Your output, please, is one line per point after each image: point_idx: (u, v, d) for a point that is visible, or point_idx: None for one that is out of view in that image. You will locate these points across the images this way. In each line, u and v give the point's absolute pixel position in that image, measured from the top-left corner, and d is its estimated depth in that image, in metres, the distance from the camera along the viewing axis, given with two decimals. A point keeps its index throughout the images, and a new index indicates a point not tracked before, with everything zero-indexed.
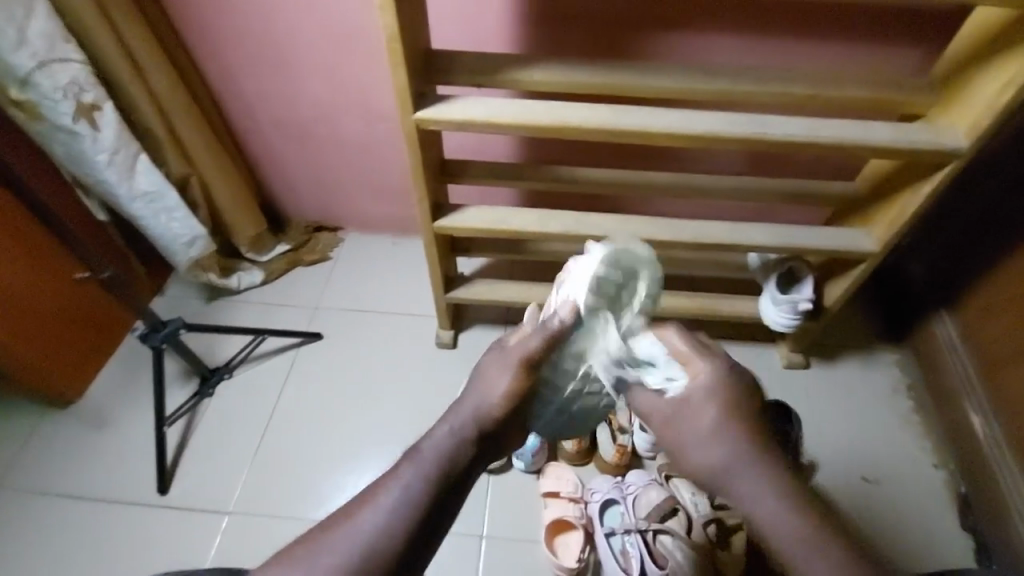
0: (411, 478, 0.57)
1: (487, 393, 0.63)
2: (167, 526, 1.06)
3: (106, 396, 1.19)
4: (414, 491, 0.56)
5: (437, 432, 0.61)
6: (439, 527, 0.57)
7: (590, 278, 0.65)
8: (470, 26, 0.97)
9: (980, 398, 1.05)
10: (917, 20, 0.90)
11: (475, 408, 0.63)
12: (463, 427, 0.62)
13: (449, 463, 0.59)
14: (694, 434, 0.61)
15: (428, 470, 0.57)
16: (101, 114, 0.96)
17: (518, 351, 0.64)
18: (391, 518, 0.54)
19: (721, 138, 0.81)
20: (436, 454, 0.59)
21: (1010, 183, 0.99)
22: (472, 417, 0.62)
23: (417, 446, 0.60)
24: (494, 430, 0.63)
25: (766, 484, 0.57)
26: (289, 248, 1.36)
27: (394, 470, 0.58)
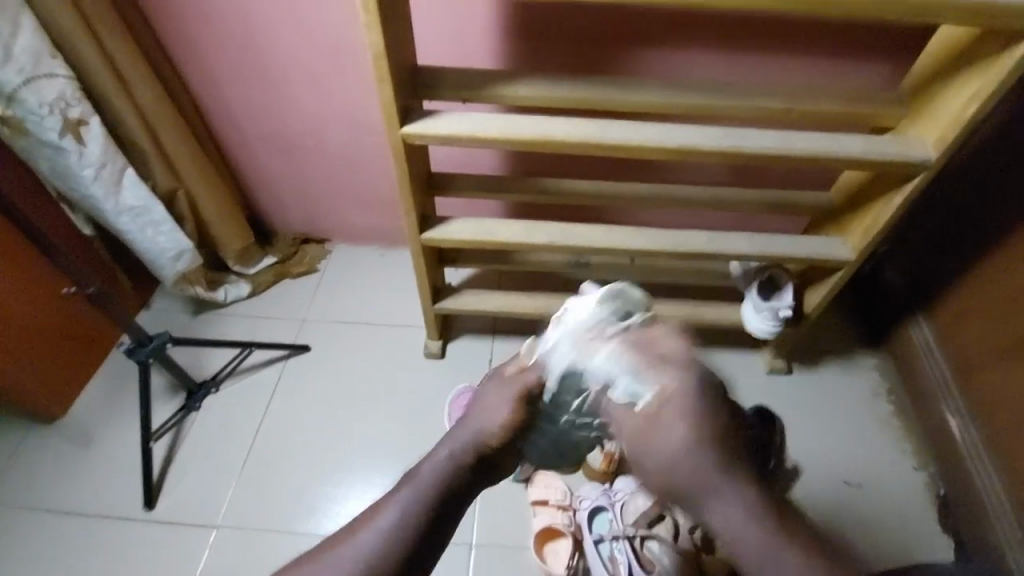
0: (405, 503, 0.57)
1: (486, 420, 0.62)
2: (153, 542, 1.05)
3: (91, 411, 1.18)
4: (409, 514, 0.57)
5: (436, 455, 0.61)
6: (432, 552, 0.57)
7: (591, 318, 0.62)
8: (455, 43, 1.00)
9: (956, 400, 1.08)
10: (886, 37, 0.94)
11: (473, 433, 0.62)
12: (462, 453, 0.61)
13: (445, 489, 0.59)
14: (672, 442, 0.57)
15: (424, 494, 0.58)
16: (87, 129, 0.96)
17: (517, 384, 0.64)
18: (385, 542, 0.55)
19: (699, 151, 0.84)
20: (433, 477, 0.59)
21: (977, 192, 1.03)
22: (470, 444, 0.62)
23: (416, 468, 0.60)
24: (492, 455, 0.62)
25: (734, 498, 0.56)
26: (277, 261, 1.36)
27: (393, 492, 0.59)
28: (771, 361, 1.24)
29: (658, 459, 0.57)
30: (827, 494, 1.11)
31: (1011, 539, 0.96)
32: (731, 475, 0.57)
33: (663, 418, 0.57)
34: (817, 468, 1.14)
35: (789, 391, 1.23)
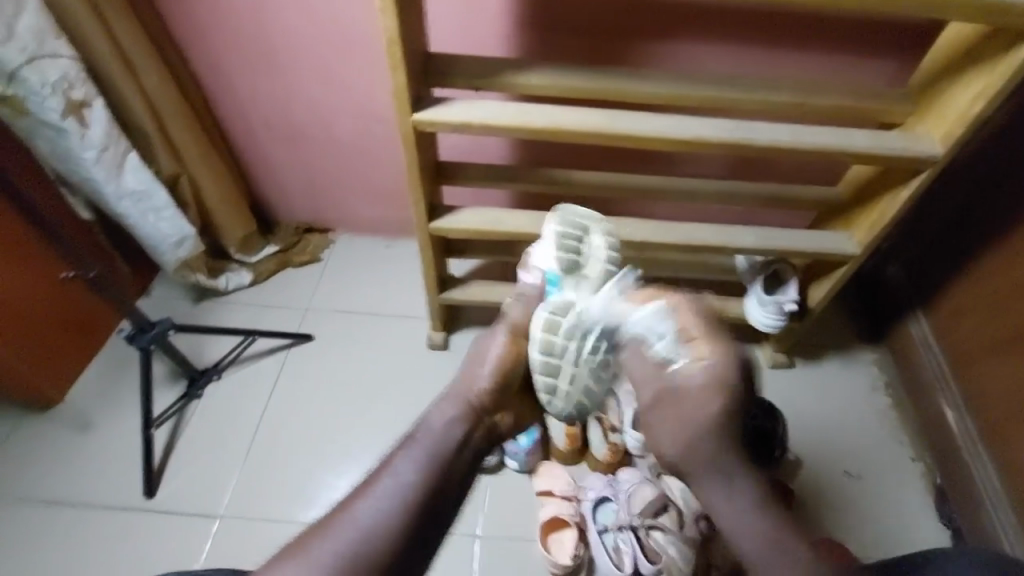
0: (405, 463, 0.57)
1: (472, 376, 0.67)
2: (153, 531, 1.04)
3: (89, 398, 1.16)
4: (410, 472, 0.56)
5: (430, 418, 0.62)
6: (441, 510, 0.56)
7: (552, 243, 0.69)
8: (464, 30, 0.99)
9: (954, 393, 1.10)
10: (895, 33, 0.95)
11: (464, 391, 0.66)
12: (454, 410, 0.64)
13: (443, 444, 0.60)
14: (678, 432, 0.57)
15: (424, 451, 0.58)
16: (90, 111, 0.94)
17: (498, 327, 0.69)
18: (393, 501, 0.54)
19: (711, 143, 0.84)
20: (430, 437, 0.60)
21: (981, 190, 1.04)
22: (460, 400, 0.65)
23: (411, 434, 0.61)
24: (482, 411, 0.66)
25: (745, 499, 0.56)
26: (278, 249, 1.35)
27: (391, 458, 0.58)
28: (773, 355, 1.25)
29: (678, 434, 0.57)
30: (827, 486, 1.12)
31: (1010, 529, 0.97)
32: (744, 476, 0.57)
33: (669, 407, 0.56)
34: (818, 461, 1.15)
35: (790, 384, 1.25)
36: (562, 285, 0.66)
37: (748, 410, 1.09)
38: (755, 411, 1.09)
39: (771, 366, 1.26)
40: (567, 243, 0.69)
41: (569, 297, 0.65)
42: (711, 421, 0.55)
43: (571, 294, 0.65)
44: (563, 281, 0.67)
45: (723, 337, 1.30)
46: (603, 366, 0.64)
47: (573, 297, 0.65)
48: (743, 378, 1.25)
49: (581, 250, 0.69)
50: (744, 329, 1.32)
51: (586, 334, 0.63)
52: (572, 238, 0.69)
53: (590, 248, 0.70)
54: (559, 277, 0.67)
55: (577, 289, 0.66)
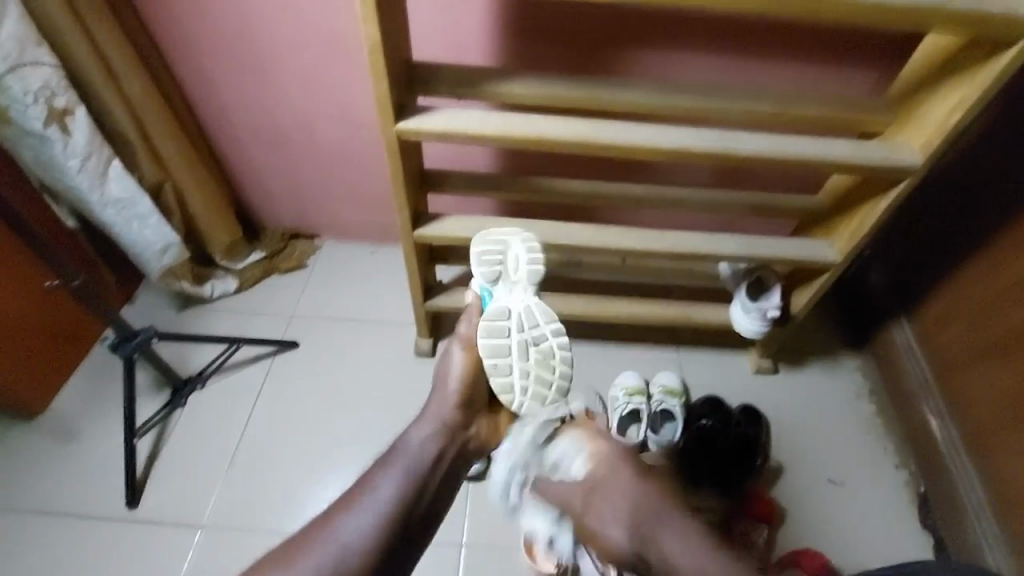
0: (385, 482, 0.60)
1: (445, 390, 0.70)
2: (137, 541, 1.03)
3: (73, 407, 1.15)
4: (388, 491, 0.60)
5: (409, 437, 0.65)
6: (417, 528, 0.60)
7: (475, 260, 0.77)
8: (448, 38, 0.99)
9: (936, 399, 1.11)
10: (873, 44, 0.96)
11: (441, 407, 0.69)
12: (432, 429, 0.66)
13: (421, 463, 0.63)
14: (618, 485, 0.66)
15: (402, 471, 0.62)
16: (73, 118, 0.94)
17: (454, 343, 0.72)
18: (372, 520, 0.57)
19: (692, 152, 0.84)
20: (408, 458, 0.63)
21: (962, 197, 1.05)
22: (437, 418, 0.68)
23: (391, 452, 0.64)
24: (459, 428, 0.68)
25: (685, 533, 0.65)
26: (264, 256, 1.35)
27: (371, 477, 0.61)
28: (758, 361, 1.26)
29: (609, 515, 0.65)
30: (811, 491, 1.13)
31: (989, 533, 0.99)
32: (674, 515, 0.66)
33: (601, 470, 0.67)
34: (803, 466, 1.16)
35: (773, 390, 1.25)
36: (495, 293, 0.74)
37: (731, 419, 1.11)
38: (737, 420, 1.11)
39: (756, 371, 1.27)
40: (491, 257, 0.77)
41: (502, 304, 0.72)
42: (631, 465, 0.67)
43: (504, 299, 0.73)
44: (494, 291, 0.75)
45: (707, 342, 1.30)
46: (550, 356, 0.70)
47: (507, 302, 0.72)
48: (728, 383, 1.26)
49: (506, 261, 0.77)
50: (730, 335, 1.32)
51: (525, 329, 0.70)
52: (494, 251, 0.77)
53: (511, 256, 0.77)
54: (490, 289, 0.75)
55: (508, 292, 0.74)
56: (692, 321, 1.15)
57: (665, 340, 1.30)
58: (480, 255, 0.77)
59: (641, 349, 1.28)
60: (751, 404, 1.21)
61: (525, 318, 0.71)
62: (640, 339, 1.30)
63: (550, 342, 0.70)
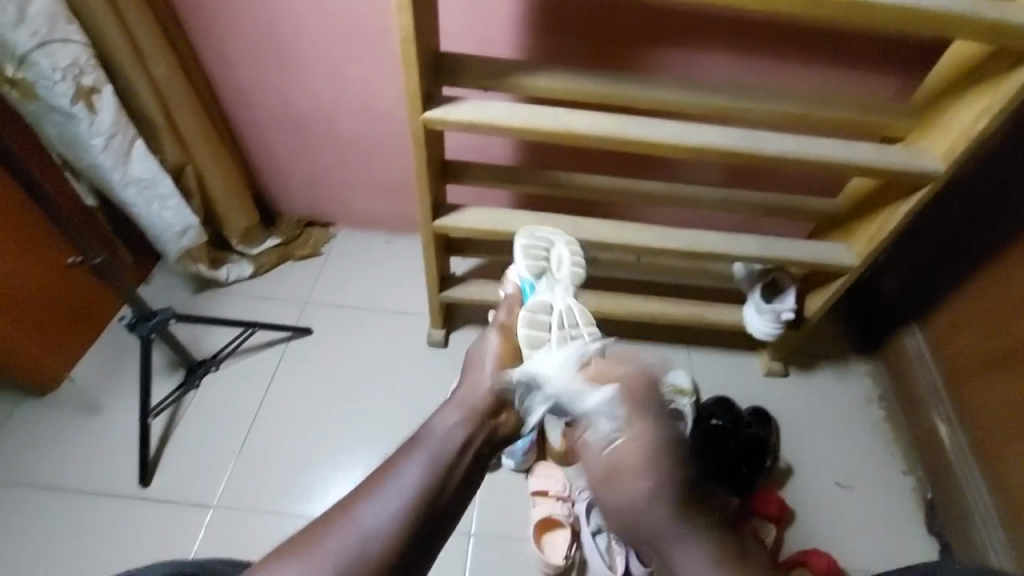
0: (411, 467, 0.60)
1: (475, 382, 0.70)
2: (149, 518, 1.04)
3: (88, 385, 1.16)
4: (415, 476, 0.59)
5: (435, 424, 0.65)
6: (441, 515, 0.59)
7: (520, 254, 0.81)
8: (475, 30, 0.99)
9: (946, 407, 1.11)
10: (900, 49, 0.96)
11: (468, 397, 0.69)
12: (459, 417, 0.66)
13: (447, 450, 0.63)
14: (639, 486, 0.58)
15: (428, 456, 0.61)
16: (99, 97, 0.94)
17: (492, 330, 0.75)
18: (399, 503, 0.56)
19: (716, 150, 0.85)
20: (434, 444, 0.63)
21: (981, 206, 1.05)
22: (463, 408, 0.68)
23: (417, 438, 0.64)
24: (486, 417, 0.68)
25: (705, 555, 0.56)
26: (279, 242, 1.35)
27: (396, 462, 0.61)
28: (769, 363, 1.26)
29: (628, 506, 0.58)
30: (819, 494, 1.14)
31: (995, 539, 1.00)
32: (701, 531, 0.57)
33: (621, 467, 0.59)
34: (811, 469, 1.17)
35: (783, 392, 1.26)
36: (538, 288, 0.77)
37: (741, 420, 1.12)
38: (749, 421, 1.13)
39: (767, 373, 1.27)
40: (538, 255, 0.81)
41: (544, 298, 0.74)
42: (663, 470, 0.58)
43: (546, 295, 0.75)
44: (537, 285, 0.78)
45: (718, 343, 1.31)
46: None
47: (548, 297, 0.75)
48: (737, 385, 1.26)
49: (549, 259, 0.81)
50: (741, 336, 1.33)
51: (565, 327, 0.72)
52: (539, 250, 0.81)
53: (555, 255, 0.82)
54: (533, 283, 0.78)
55: (550, 290, 0.77)
56: (706, 321, 1.15)
57: (676, 339, 1.31)
58: (525, 251, 0.81)
59: (652, 347, 1.29)
60: (761, 406, 1.21)
61: (565, 316, 0.72)
62: (651, 337, 1.30)
63: (587, 341, 0.70)
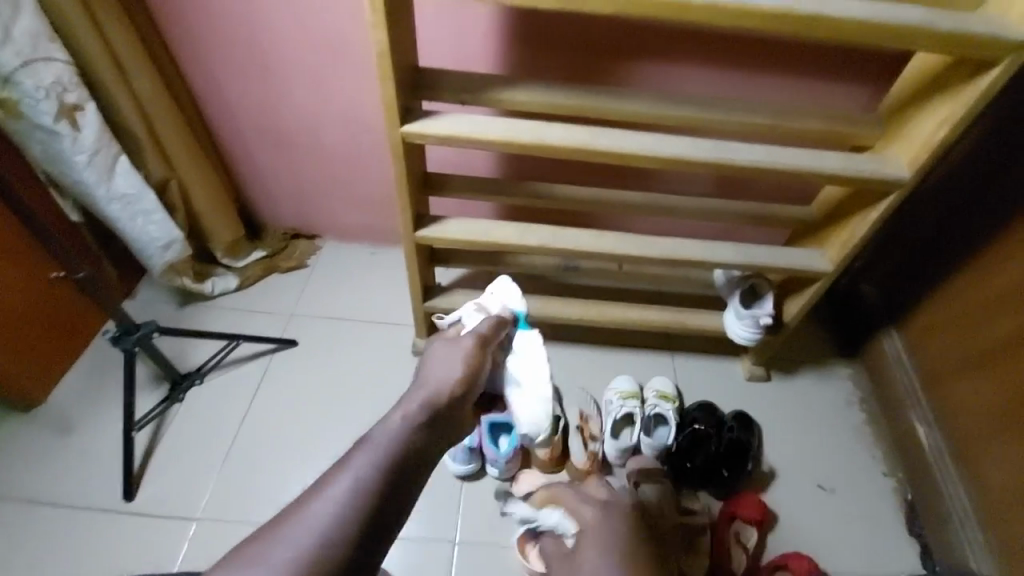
0: (362, 465, 0.55)
1: (440, 379, 0.72)
2: (132, 533, 1.03)
3: (72, 400, 1.16)
4: (367, 474, 0.54)
5: (390, 419, 0.62)
6: (393, 518, 0.54)
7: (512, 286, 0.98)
8: (454, 45, 1.02)
9: (924, 408, 1.13)
10: (866, 61, 0.99)
11: (426, 391, 0.69)
12: (418, 411, 0.65)
13: (400, 445, 0.59)
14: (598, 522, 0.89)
15: (382, 453, 0.57)
16: (83, 115, 0.95)
17: (471, 335, 0.81)
18: (347, 506, 0.52)
19: (689, 160, 0.86)
20: (388, 439, 0.59)
21: (953, 210, 1.08)
22: (427, 400, 0.67)
23: (368, 436, 0.59)
24: (448, 408, 0.68)
25: None
26: (266, 255, 1.36)
27: (345, 460, 0.56)
28: (751, 368, 1.28)
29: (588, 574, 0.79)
30: (802, 498, 1.15)
31: (974, 542, 1.01)
32: None
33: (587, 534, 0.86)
34: (793, 472, 1.18)
35: (765, 397, 1.27)
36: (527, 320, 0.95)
37: (724, 424, 1.14)
38: (732, 425, 1.14)
39: (749, 378, 1.29)
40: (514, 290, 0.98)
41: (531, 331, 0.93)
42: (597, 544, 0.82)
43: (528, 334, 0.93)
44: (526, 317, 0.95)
45: (701, 348, 1.33)
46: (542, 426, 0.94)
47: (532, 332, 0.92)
48: (721, 390, 1.28)
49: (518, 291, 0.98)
50: (724, 342, 1.34)
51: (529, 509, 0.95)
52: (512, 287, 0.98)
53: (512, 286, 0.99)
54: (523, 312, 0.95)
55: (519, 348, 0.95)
56: (688, 328, 1.16)
57: (659, 346, 1.32)
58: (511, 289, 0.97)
59: (637, 354, 1.30)
60: (743, 410, 1.23)
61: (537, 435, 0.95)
62: (635, 344, 1.32)
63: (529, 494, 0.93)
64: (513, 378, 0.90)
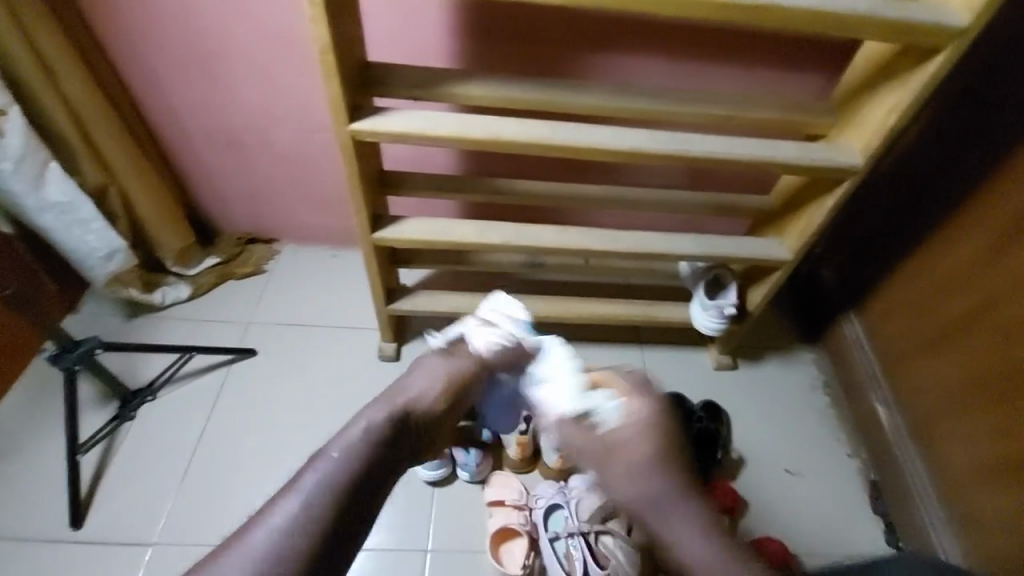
0: (310, 487, 0.56)
1: (414, 392, 0.72)
2: (81, 562, 0.97)
3: (11, 426, 1.09)
4: (317, 495, 0.55)
5: (351, 433, 0.62)
6: (338, 538, 0.55)
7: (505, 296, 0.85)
8: (405, 38, 0.98)
9: (884, 390, 1.16)
10: (818, 50, 1.00)
11: (392, 405, 0.69)
12: (377, 427, 0.64)
13: (354, 467, 0.59)
14: (637, 470, 0.70)
15: (334, 470, 0.58)
16: (6, 120, 0.88)
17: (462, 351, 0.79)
18: (287, 532, 0.52)
19: (649, 154, 0.85)
20: (343, 457, 0.59)
21: (904, 194, 1.10)
22: (389, 415, 0.67)
23: (324, 450, 0.60)
24: (410, 425, 0.68)
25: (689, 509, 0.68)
26: (220, 261, 1.31)
27: (297, 480, 0.57)
28: (718, 357, 1.29)
29: (636, 480, 0.70)
30: (771, 484, 1.16)
31: (936, 519, 1.03)
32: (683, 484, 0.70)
33: (623, 453, 0.71)
34: (761, 458, 1.20)
35: (733, 386, 1.29)
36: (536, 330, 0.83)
37: (693, 414, 1.15)
38: (700, 415, 1.15)
39: (716, 367, 1.30)
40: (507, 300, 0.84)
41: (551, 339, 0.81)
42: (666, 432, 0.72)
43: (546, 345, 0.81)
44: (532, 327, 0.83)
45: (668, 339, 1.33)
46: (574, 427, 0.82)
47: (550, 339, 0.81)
48: (690, 380, 1.28)
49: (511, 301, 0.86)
50: (691, 332, 1.35)
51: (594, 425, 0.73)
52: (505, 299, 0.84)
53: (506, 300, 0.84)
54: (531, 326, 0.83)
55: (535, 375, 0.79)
56: (655, 321, 1.16)
57: (628, 339, 1.33)
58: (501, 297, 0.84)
59: (605, 348, 1.30)
60: (712, 399, 1.24)
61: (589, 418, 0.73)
62: (604, 338, 1.32)
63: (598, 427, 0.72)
64: (546, 376, 0.77)
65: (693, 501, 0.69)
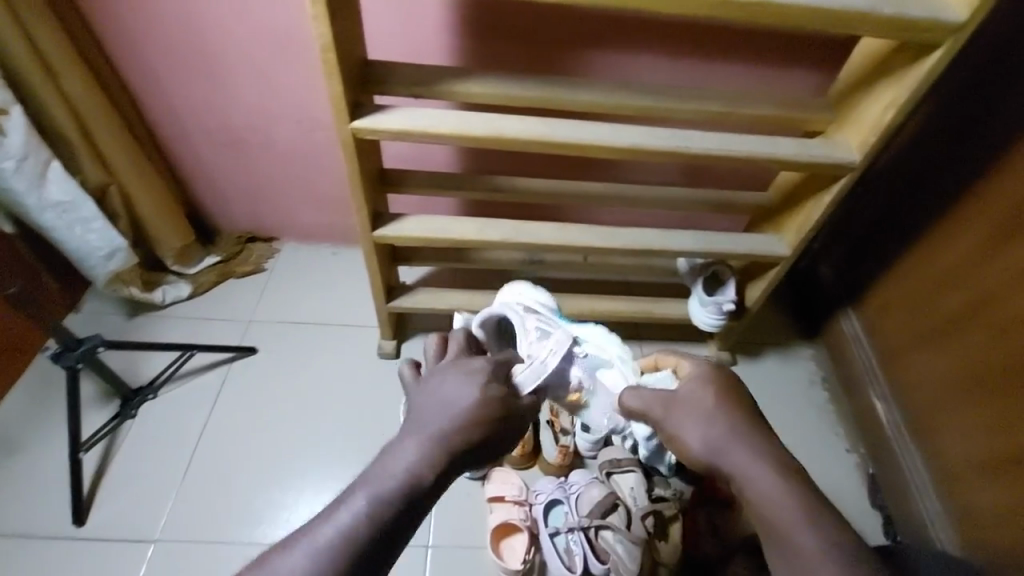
0: (349, 514, 0.46)
1: (452, 415, 0.52)
2: (84, 559, 0.98)
3: (13, 424, 1.09)
4: (357, 526, 0.45)
5: (401, 448, 0.50)
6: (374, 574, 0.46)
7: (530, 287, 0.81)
8: (403, 36, 0.99)
9: (882, 385, 1.17)
10: (815, 47, 1.01)
11: (438, 425, 0.51)
12: (428, 444, 0.50)
13: (404, 494, 0.47)
14: (698, 421, 0.62)
15: (379, 495, 0.47)
16: (7, 119, 0.88)
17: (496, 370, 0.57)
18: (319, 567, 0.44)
19: (648, 150, 0.86)
20: (391, 477, 0.48)
21: (902, 190, 1.11)
22: (436, 435, 0.51)
23: (376, 463, 0.49)
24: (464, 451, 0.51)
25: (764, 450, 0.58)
26: (219, 259, 1.32)
27: (343, 496, 0.47)
28: (717, 353, 1.30)
29: (699, 423, 0.62)
30: None
31: (932, 512, 1.04)
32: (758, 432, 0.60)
33: (681, 403, 0.64)
34: None
35: None
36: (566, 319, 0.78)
37: None
38: None
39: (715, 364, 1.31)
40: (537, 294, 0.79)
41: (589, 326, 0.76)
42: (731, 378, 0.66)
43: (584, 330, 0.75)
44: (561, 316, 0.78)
45: (667, 336, 1.34)
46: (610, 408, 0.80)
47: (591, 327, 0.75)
48: None
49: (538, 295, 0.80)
50: (690, 328, 1.36)
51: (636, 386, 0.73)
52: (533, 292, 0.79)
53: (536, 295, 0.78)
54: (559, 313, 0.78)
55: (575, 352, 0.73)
56: (654, 317, 1.17)
57: (627, 335, 1.33)
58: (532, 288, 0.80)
59: None
60: None
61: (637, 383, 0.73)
62: None
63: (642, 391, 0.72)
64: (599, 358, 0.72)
65: (768, 442, 0.60)
